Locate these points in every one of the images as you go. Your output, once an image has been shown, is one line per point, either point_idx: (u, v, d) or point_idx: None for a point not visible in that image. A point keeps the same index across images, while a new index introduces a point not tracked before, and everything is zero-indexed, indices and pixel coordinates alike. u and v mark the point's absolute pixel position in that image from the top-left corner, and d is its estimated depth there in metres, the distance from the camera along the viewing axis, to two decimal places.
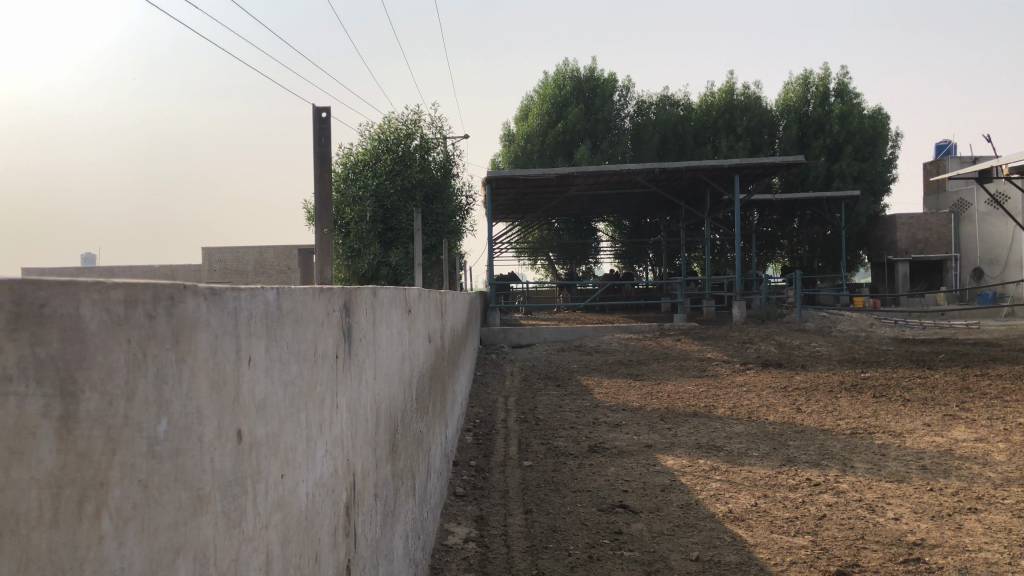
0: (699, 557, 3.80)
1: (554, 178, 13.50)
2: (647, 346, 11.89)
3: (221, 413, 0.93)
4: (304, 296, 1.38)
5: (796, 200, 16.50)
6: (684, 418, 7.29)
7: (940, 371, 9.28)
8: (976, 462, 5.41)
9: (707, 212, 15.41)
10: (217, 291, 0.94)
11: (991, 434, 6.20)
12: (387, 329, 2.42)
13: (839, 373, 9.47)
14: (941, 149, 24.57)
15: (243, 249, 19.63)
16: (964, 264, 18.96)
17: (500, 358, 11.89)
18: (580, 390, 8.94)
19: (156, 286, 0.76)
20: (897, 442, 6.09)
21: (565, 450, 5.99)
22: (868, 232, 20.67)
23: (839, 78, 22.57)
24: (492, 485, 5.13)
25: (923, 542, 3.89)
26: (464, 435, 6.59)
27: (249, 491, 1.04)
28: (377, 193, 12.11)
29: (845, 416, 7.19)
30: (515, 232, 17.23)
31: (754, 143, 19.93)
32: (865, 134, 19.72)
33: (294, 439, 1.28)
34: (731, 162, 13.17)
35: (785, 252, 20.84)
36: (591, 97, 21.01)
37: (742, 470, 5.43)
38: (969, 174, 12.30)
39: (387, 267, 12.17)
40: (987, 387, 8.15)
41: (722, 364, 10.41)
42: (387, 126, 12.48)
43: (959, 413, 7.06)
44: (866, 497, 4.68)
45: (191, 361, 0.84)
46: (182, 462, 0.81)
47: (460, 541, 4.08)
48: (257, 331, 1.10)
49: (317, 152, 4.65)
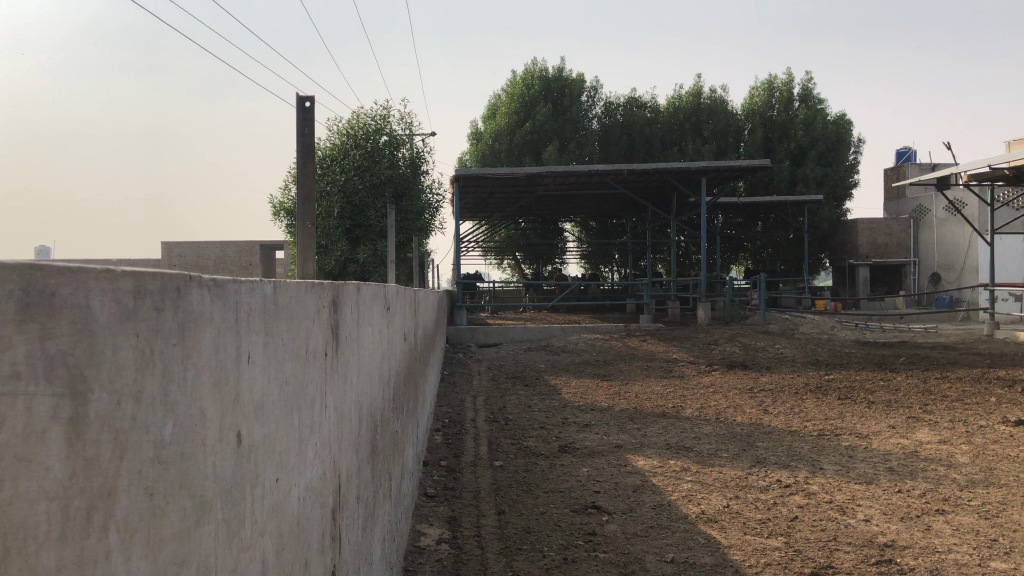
0: (674, 558, 3.78)
1: (523, 177, 13.45)
2: (614, 346, 11.91)
3: (223, 415, 0.87)
4: (298, 291, 1.32)
5: (760, 203, 16.66)
6: (653, 418, 7.30)
7: (901, 373, 9.42)
8: (941, 463, 5.48)
9: (674, 214, 15.48)
10: (221, 283, 0.88)
11: (954, 436, 6.30)
12: (369, 327, 2.36)
13: (803, 375, 9.57)
14: (901, 156, 24.98)
15: (204, 245, 19.27)
16: (922, 269, 19.32)
17: (466, 357, 11.80)
18: (548, 390, 8.90)
19: (165, 274, 0.70)
20: (863, 444, 6.15)
21: (536, 450, 5.96)
22: (830, 236, 20.96)
23: (804, 83, 22.81)
24: (463, 485, 5.07)
25: (894, 544, 3.91)
26: (434, 435, 6.52)
27: (247, 497, 0.98)
28: (346, 189, 11.97)
29: (811, 418, 7.25)
30: (482, 232, 17.16)
31: (720, 147, 20.08)
32: (828, 139, 20.00)
33: (287, 441, 1.21)
34: (698, 165, 13.24)
35: (749, 254, 21.04)
36: (559, 97, 20.99)
37: (712, 471, 5.43)
38: (929, 181, 12.52)
39: (355, 263, 12.02)
40: (948, 390, 8.29)
41: (688, 365, 10.46)
42: (356, 121, 12.33)
43: (921, 415, 7.16)
44: (836, 499, 4.71)
45: (196, 358, 0.78)
46: (187, 467, 0.75)
47: (433, 543, 4.02)
48: (256, 326, 1.04)
49: (299, 143, 4.54)
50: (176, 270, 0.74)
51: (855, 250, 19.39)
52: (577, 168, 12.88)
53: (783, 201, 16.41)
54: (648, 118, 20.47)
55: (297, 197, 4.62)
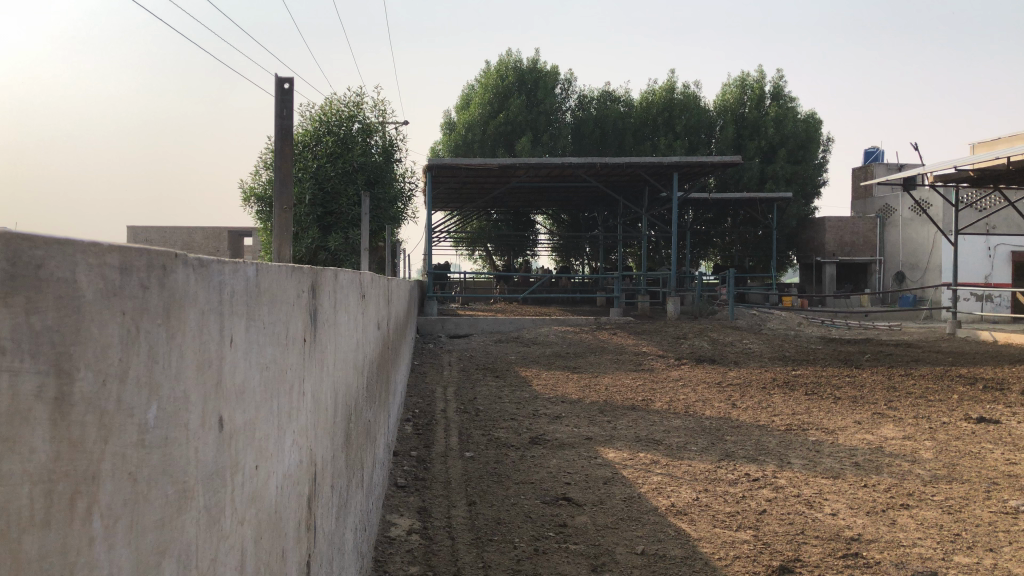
0: (644, 551, 3.79)
1: (496, 168, 13.41)
2: (584, 339, 11.93)
3: (206, 400, 0.85)
4: (279, 275, 1.28)
5: (731, 199, 16.77)
6: (623, 411, 7.32)
7: (867, 370, 9.54)
8: (905, 459, 5.55)
9: (646, 208, 15.53)
10: (205, 263, 0.85)
11: (918, 432, 6.39)
12: (345, 314, 2.32)
13: (771, 370, 9.66)
14: (869, 155, 25.29)
15: (170, 230, 18.96)
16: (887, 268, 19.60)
17: (436, 348, 11.76)
18: (519, 382, 8.89)
19: (151, 252, 0.67)
20: (830, 439, 6.22)
21: (506, 442, 5.94)
22: (798, 233, 21.18)
23: (776, 81, 23.00)
24: (433, 476, 5.05)
25: (860, 537, 3.96)
26: (404, 425, 6.48)
27: (227, 485, 0.95)
28: (317, 176, 11.85)
29: (779, 413, 7.33)
30: (454, 222, 17.08)
31: (691, 142, 20.17)
32: (798, 137, 20.19)
33: (266, 427, 1.18)
34: (671, 159, 13.30)
35: (718, 250, 21.19)
36: (533, 89, 20.95)
37: (682, 464, 5.46)
38: (896, 182, 12.68)
39: (326, 251, 11.92)
40: (912, 387, 8.41)
41: (657, 358, 10.51)
42: (329, 107, 12.19)
43: (886, 411, 7.26)
44: (803, 493, 4.76)
45: (180, 340, 0.75)
46: (171, 453, 0.72)
47: (403, 533, 3.99)
48: (237, 310, 1.00)
49: (277, 125, 4.46)
50: (162, 247, 0.71)
51: (822, 248, 19.62)
52: (551, 160, 12.87)
53: (753, 197, 16.55)
54: (621, 112, 20.50)
55: (274, 180, 4.55)
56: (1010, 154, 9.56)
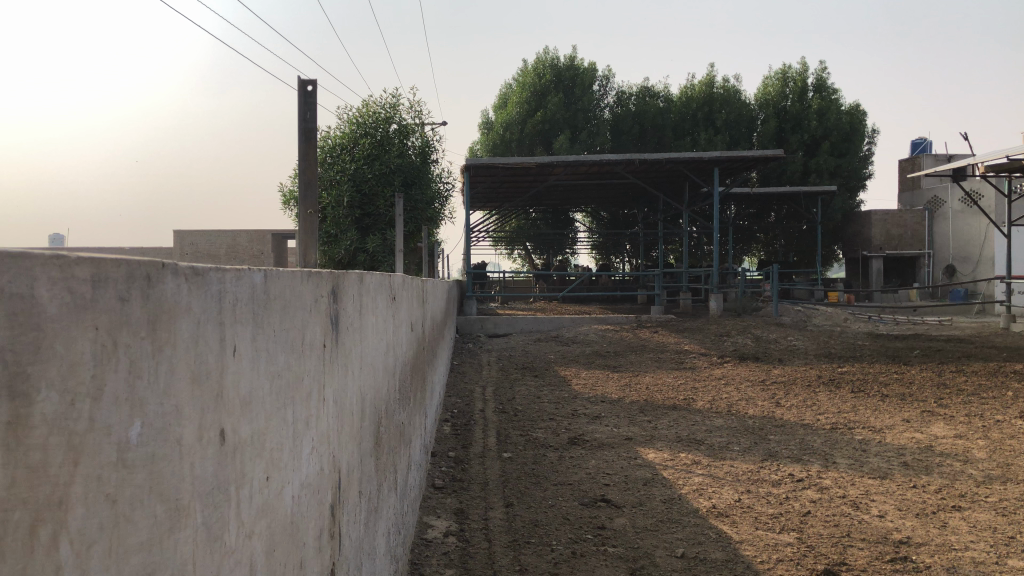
0: (684, 554, 3.71)
1: (534, 167, 13.35)
2: (624, 337, 11.81)
3: (203, 411, 0.82)
4: (293, 279, 1.26)
5: (773, 194, 16.48)
6: (664, 410, 7.23)
7: (916, 366, 9.30)
8: (957, 459, 5.38)
9: (686, 204, 15.33)
10: (200, 271, 0.82)
11: (970, 431, 6.20)
12: (373, 319, 2.30)
13: (816, 368, 9.46)
14: (916, 146, 24.71)
15: (215, 234, 19.22)
16: (937, 261, 19.14)
17: (476, 347, 11.76)
18: (558, 381, 8.83)
19: (133, 261, 0.65)
20: (877, 438, 6.06)
21: (544, 442, 5.90)
22: (843, 227, 20.77)
23: (818, 73, 22.57)
24: (471, 477, 5.03)
25: (909, 540, 3.84)
26: (443, 425, 6.49)
27: (232, 499, 0.92)
28: (355, 178, 11.95)
29: (824, 411, 7.17)
30: (492, 222, 17.09)
31: (732, 137, 19.89)
32: (842, 129, 19.79)
33: (279, 437, 1.15)
34: (711, 155, 13.11)
35: (762, 245, 20.87)
36: (571, 86, 20.84)
37: (724, 464, 5.36)
38: (945, 173, 12.34)
39: (365, 253, 11.98)
40: (963, 384, 8.18)
41: (699, 357, 10.37)
42: (366, 109, 12.27)
43: (936, 409, 7.07)
44: (849, 494, 4.64)
45: (171, 352, 0.72)
46: (158, 471, 0.69)
47: (440, 535, 3.97)
48: (244, 317, 0.98)
49: (300, 128, 4.48)
50: (144, 257, 0.68)
51: (869, 242, 19.22)
52: (589, 157, 12.75)
53: (797, 191, 16.24)
54: (661, 108, 20.28)
55: (299, 185, 4.56)
56: None
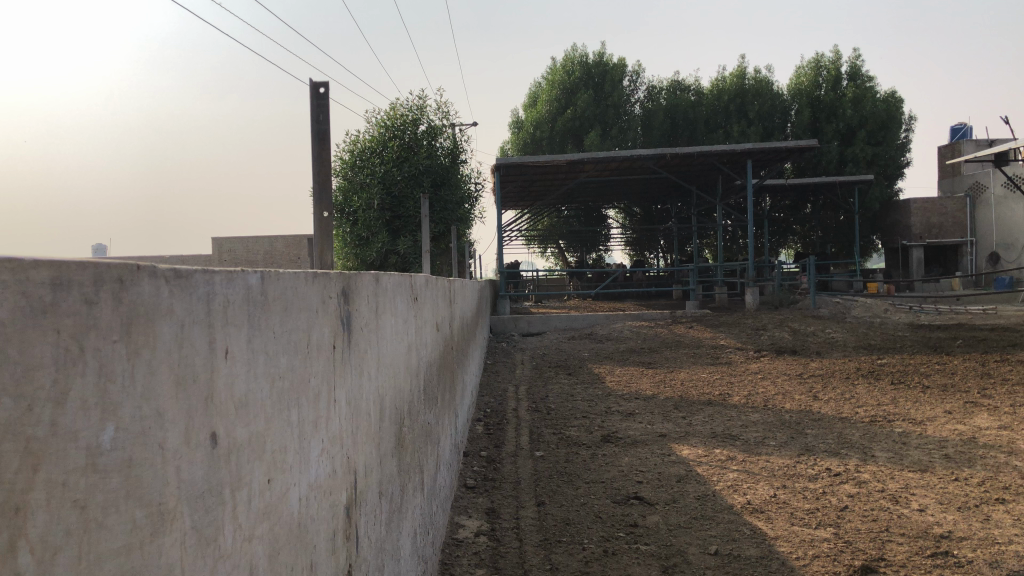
0: (717, 551, 3.66)
1: (565, 164, 13.30)
2: (659, 333, 11.71)
3: (190, 414, 0.81)
4: (295, 280, 1.25)
5: (808, 184, 16.21)
6: (699, 406, 7.16)
7: (959, 357, 9.09)
8: (1001, 450, 5.25)
9: (719, 198, 15.16)
10: (184, 274, 0.81)
11: (1015, 422, 6.04)
12: (391, 319, 2.30)
13: (855, 360, 9.29)
14: (956, 132, 24.16)
15: (252, 240, 19.43)
16: (980, 249, 18.72)
17: (510, 347, 11.75)
18: (592, 378, 8.79)
19: (103, 265, 0.64)
20: (918, 430, 5.93)
21: (577, 440, 5.87)
22: (882, 217, 20.40)
23: (853, 61, 22.17)
24: (503, 476, 5.02)
25: (950, 535, 3.74)
26: (475, 425, 6.49)
27: (227, 501, 0.92)
28: (385, 180, 12.02)
29: (863, 403, 7.04)
30: (524, 221, 17.07)
31: (765, 128, 19.63)
32: (878, 117, 19.44)
33: (282, 439, 1.14)
34: (743, 147, 12.93)
35: (798, 237, 20.57)
36: (600, 82, 20.74)
37: (760, 460, 5.28)
38: (986, 157, 12.02)
39: (396, 255, 12.04)
40: (1008, 373, 7.98)
41: (735, 351, 10.25)
42: (394, 112, 12.34)
43: (980, 400, 6.90)
44: (888, 488, 4.54)
45: (150, 355, 0.72)
46: (137, 475, 0.69)
47: (471, 535, 3.97)
48: (237, 318, 0.97)
49: (314, 130, 4.50)
50: (118, 260, 0.68)
51: (908, 231, 18.86)
52: (619, 153, 12.65)
53: (832, 181, 15.97)
54: (692, 101, 20.09)
55: (312, 188, 4.57)
56: None
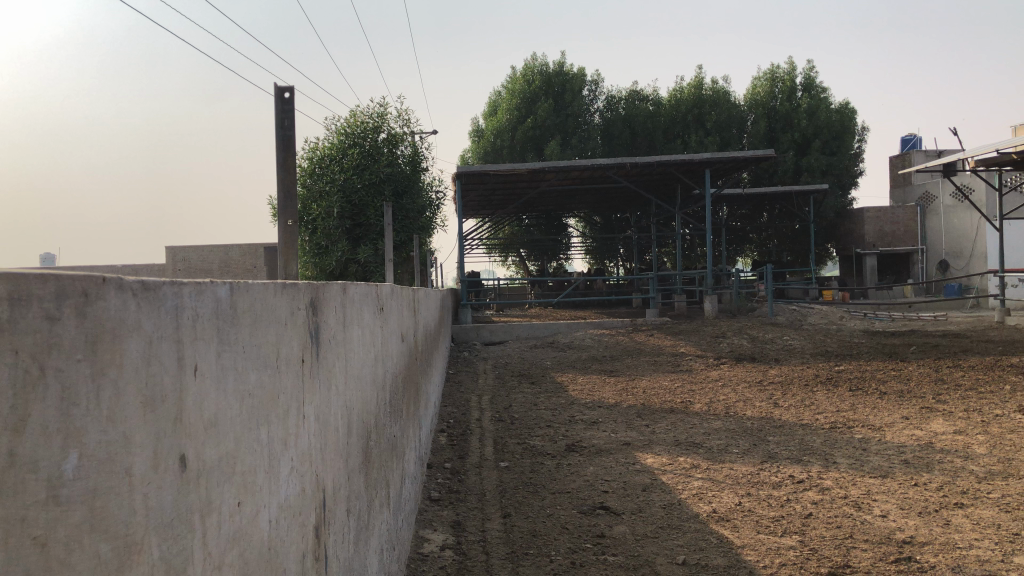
0: (685, 560, 3.65)
1: (526, 173, 13.28)
2: (620, 342, 11.75)
3: (159, 437, 0.76)
4: (264, 291, 1.19)
5: (765, 193, 16.40)
6: (661, 414, 7.16)
7: (912, 363, 9.26)
8: (957, 455, 5.34)
9: (678, 207, 15.30)
10: (152, 285, 0.75)
11: (969, 426, 6.16)
12: (358, 330, 2.25)
13: (813, 367, 9.41)
14: (906, 143, 24.73)
15: (207, 249, 19.04)
16: (930, 258, 19.15)
17: (472, 356, 11.70)
18: (554, 387, 8.77)
19: (64, 276, 0.59)
20: (877, 436, 6.00)
21: (541, 450, 5.83)
22: (835, 226, 20.76)
23: (806, 72, 22.60)
24: (467, 488, 4.96)
25: (912, 540, 3.78)
26: (438, 436, 6.41)
27: (197, 530, 0.86)
28: (345, 188, 11.91)
29: (823, 410, 7.11)
30: (485, 229, 17.02)
31: (722, 138, 19.87)
32: (832, 128, 19.82)
33: (251, 459, 1.09)
34: (702, 157, 13.04)
35: (755, 246, 20.83)
36: (560, 92, 20.81)
37: (723, 467, 5.29)
38: (936, 168, 12.30)
39: (356, 264, 11.92)
40: (961, 379, 8.16)
41: (696, 359, 10.31)
42: (354, 119, 12.24)
43: (935, 405, 7.01)
44: (851, 494, 4.57)
45: (116, 374, 0.66)
46: (103, 505, 0.64)
47: (437, 549, 3.90)
48: (206, 332, 0.91)
49: (278, 137, 4.43)
50: (84, 269, 0.62)
51: (862, 239, 19.22)
52: (579, 162, 12.70)
53: (788, 190, 16.19)
54: (650, 111, 20.25)
55: (277, 194, 4.48)
56: None
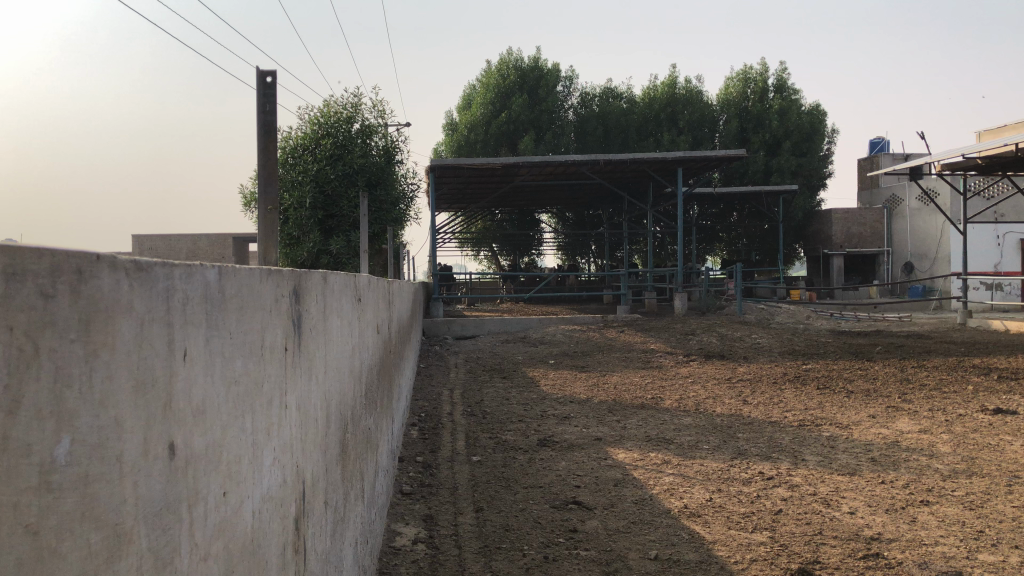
0: (657, 556, 3.66)
1: (500, 167, 13.24)
2: (591, 337, 11.78)
3: (149, 423, 0.73)
4: (251, 277, 1.16)
5: (736, 192, 16.52)
6: (632, 410, 7.19)
7: (878, 362, 9.38)
8: (923, 453, 5.42)
9: (651, 204, 15.35)
10: (144, 267, 0.73)
11: (934, 425, 6.26)
12: (337, 321, 2.21)
13: (781, 365, 9.51)
14: (874, 146, 25.06)
15: (174, 238, 18.73)
16: (896, 259, 19.42)
17: (443, 349, 11.65)
18: (526, 382, 8.75)
19: (62, 252, 0.56)
20: (844, 434, 6.08)
21: (513, 445, 5.82)
22: (804, 226, 20.99)
23: (779, 74, 22.79)
24: (439, 482, 4.93)
25: (881, 537, 3.83)
26: (410, 430, 6.37)
27: (184, 520, 0.83)
28: (318, 178, 11.79)
29: (791, 408, 7.19)
30: (457, 223, 16.96)
31: (695, 137, 19.98)
32: (803, 129, 20.03)
33: (236, 448, 1.06)
34: (675, 155, 13.09)
35: (725, 245, 20.98)
36: (535, 87, 20.77)
37: (694, 463, 5.32)
38: (903, 171, 12.46)
39: (328, 255, 11.82)
40: (926, 379, 8.27)
41: (665, 355, 10.37)
42: (328, 109, 12.11)
43: (900, 404, 7.11)
44: (820, 491, 4.62)
45: (108, 357, 0.64)
46: (94, 492, 0.62)
47: (409, 542, 3.88)
48: (196, 317, 0.89)
49: (259, 120, 4.36)
50: (79, 248, 0.60)
51: (830, 240, 19.46)
52: (554, 158, 12.70)
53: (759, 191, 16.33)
54: (624, 109, 20.29)
55: (257, 179, 4.42)
56: (1017, 141, 9.31)
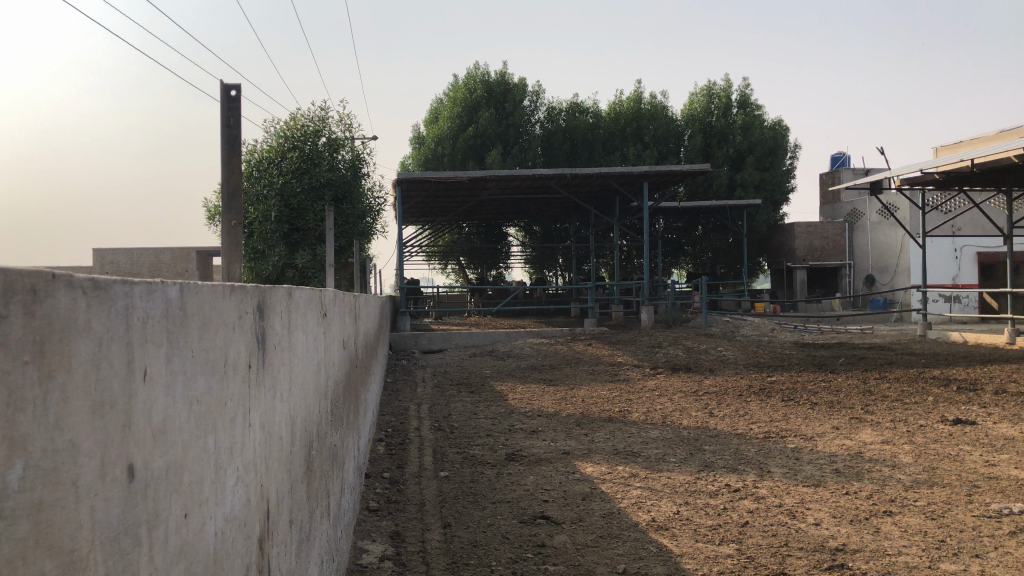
0: (625, 569, 3.66)
1: (467, 181, 13.24)
2: (559, 350, 11.79)
3: (107, 444, 0.71)
4: (213, 294, 1.14)
5: (701, 206, 16.69)
6: (600, 423, 7.20)
7: (841, 374, 9.50)
8: (885, 464, 5.49)
9: (617, 218, 15.44)
10: (102, 285, 0.71)
11: (895, 436, 6.34)
12: (302, 336, 2.18)
13: (747, 377, 9.59)
14: (835, 161, 25.49)
15: (136, 252, 18.44)
16: (857, 272, 19.73)
17: (410, 364, 11.58)
18: (494, 396, 8.72)
19: (15, 271, 0.54)
20: (808, 446, 6.13)
21: (481, 459, 5.80)
22: (768, 240, 21.26)
23: (742, 90, 23.11)
24: (406, 498, 4.89)
25: (845, 547, 3.87)
26: (376, 446, 6.31)
27: (143, 543, 0.81)
28: (283, 192, 11.73)
29: (757, 420, 7.24)
30: (424, 236, 16.92)
31: (660, 152, 20.18)
32: (765, 145, 20.33)
33: (198, 469, 1.03)
34: (641, 170, 13.19)
35: (690, 258, 21.17)
36: (501, 101, 20.84)
37: (661, 476, 5.34)
38: (863, 186, 12.68)
39: (293, 268, 11.72)
40: (887, 390, 8.39)
41: (632, 368, 10.41)
42: (294, 122, 11.96)
43: (863, 415, 7.20)
44: (785, 503, 4.66)
45: (64, 379, 0.62)
46: (48, 519, 0.60)
47: (375, 560, 3.84)
48: (156, 336, 0.87)
49: (223, 134, 4.31)
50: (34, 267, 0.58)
51: (793, 253, 19.73)
52: (520, 172, 12.74)
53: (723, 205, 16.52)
54: (590, 123, 20.43)
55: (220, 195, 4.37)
56: (973, 156, 9.54)
